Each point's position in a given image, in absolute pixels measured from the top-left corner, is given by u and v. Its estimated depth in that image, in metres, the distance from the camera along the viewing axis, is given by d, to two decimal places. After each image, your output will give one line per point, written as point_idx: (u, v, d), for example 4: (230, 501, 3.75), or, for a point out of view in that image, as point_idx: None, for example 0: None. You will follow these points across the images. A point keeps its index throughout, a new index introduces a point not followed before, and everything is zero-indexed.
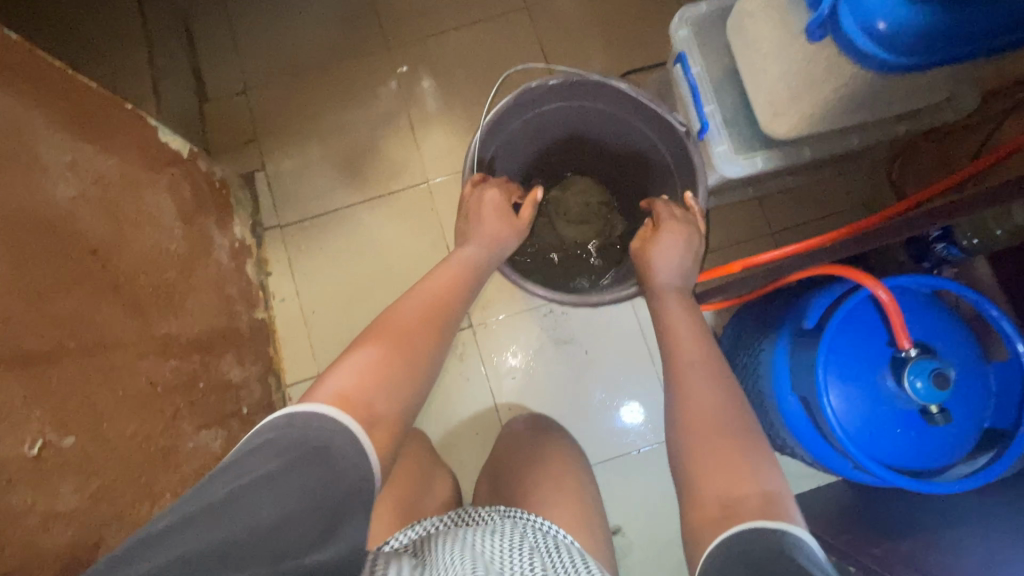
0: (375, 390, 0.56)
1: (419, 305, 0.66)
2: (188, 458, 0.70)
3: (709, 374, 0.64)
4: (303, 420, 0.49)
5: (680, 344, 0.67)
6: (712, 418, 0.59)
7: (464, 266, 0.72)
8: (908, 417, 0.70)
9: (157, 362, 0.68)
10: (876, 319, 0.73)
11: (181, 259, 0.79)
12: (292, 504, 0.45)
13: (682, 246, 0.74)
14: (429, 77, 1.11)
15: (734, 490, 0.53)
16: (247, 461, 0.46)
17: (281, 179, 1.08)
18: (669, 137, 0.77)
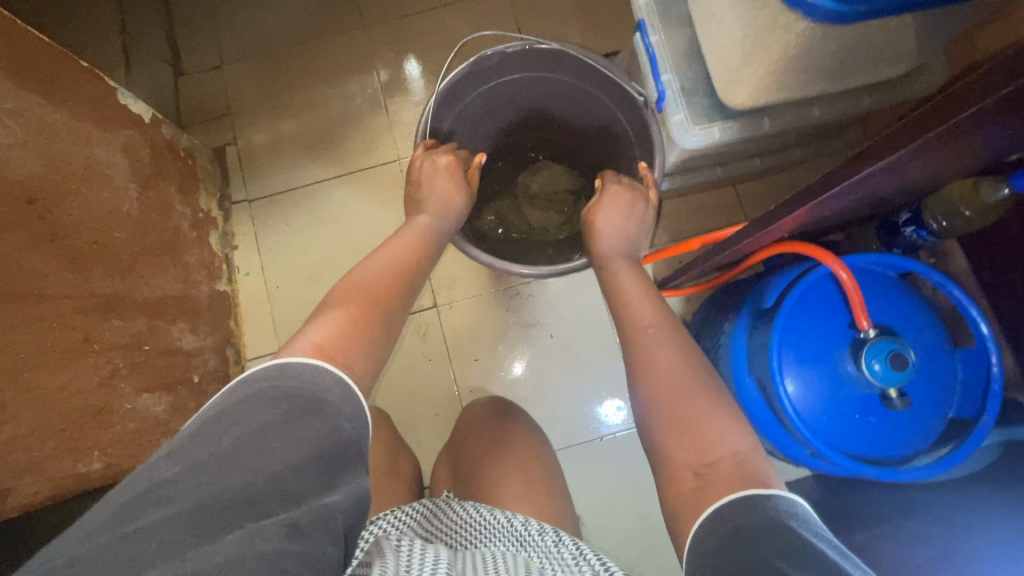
0: (327, 339, 0.54)
1: (377, 272, 0.64)
2: (127, 420, 0.69)
3: (671, 342, 0.63)
4: (297, 369, 0.49)
5: (636, 314, 0.66)
6: (680, 383, 0.59)
7: (419, 234, 0.70)
8: (867, 403, 0.67)
9: (98, 320, 0.67)
10: (838, 300, 0.70)
11: (134, 220, 0.78)
12: (300, 454, 0.43)
13: (627, 211, 0.73)
14: (415, 57, 1.11)
15: (709, 455, 0.53)
16: (242, 407, 0.45)
17: (251, 154, 1.08)
18: (629, 109, 0.76)
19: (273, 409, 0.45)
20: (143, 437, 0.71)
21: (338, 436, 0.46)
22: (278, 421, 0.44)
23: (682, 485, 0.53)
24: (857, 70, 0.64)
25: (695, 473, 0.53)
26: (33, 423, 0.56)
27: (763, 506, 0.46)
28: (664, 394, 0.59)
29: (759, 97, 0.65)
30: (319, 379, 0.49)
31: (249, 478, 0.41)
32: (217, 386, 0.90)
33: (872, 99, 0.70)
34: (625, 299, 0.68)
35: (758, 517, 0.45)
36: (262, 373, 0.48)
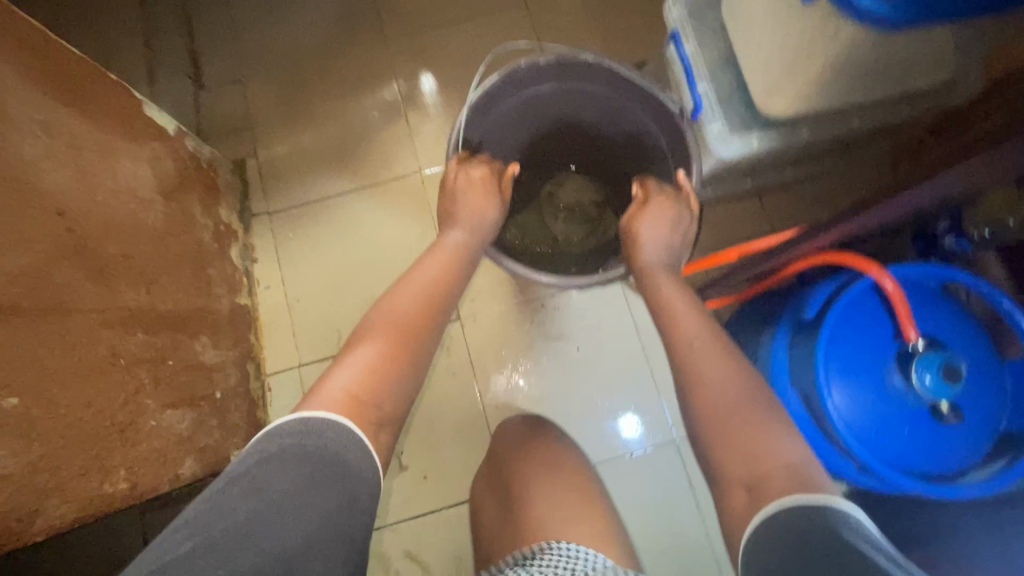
0: (362, 376, 0.55)
1: (416, 296, 0.63)
2: (152, 437, 0.66)
3: (716, 352, 0.62)
4: (317, 426, 0.50)
5: (680, 326, 0.65)
6: (733, 395, 0.58)
7: (454, 249, 0.70)
8: (915, 416, 0.65)
9: (123, 334, 0.65)
10: (881, 311, 0.68)
11: (157, 233, 0.77)
12: (311, 528, 0.45)
13: (670, 223, 0.71)
14: (427, 75, 1.10)
15: (758, 470, 0.53)
16: (259, 472, 0.47)
17: (272, 167, 1.07)
18: (662, 119, 0.74)
19: (294, 475, 0.47)
20: (166, 456, 0.69)
21: (353, 505, 0.49)
22: (299, 488, 0.46)
23: (735, 500, 0.53)
24: (895, 79, 0.63)
25: (747, 489, 0.53)
26: (61, 440, 0.54)
27: (816, 517, 0.46)
28: (714, 407, 0.58)
29: (799, 107, 0.65)
30: (337, 435, 0.50)
31: (269, 556, 0.43)
32: (239, 402, 0.88)
33: (911, 107, 0.69)
34: (671, 310, 0.67)
35: (812, 531, 0.45)
36: (287, 427, 0.50)
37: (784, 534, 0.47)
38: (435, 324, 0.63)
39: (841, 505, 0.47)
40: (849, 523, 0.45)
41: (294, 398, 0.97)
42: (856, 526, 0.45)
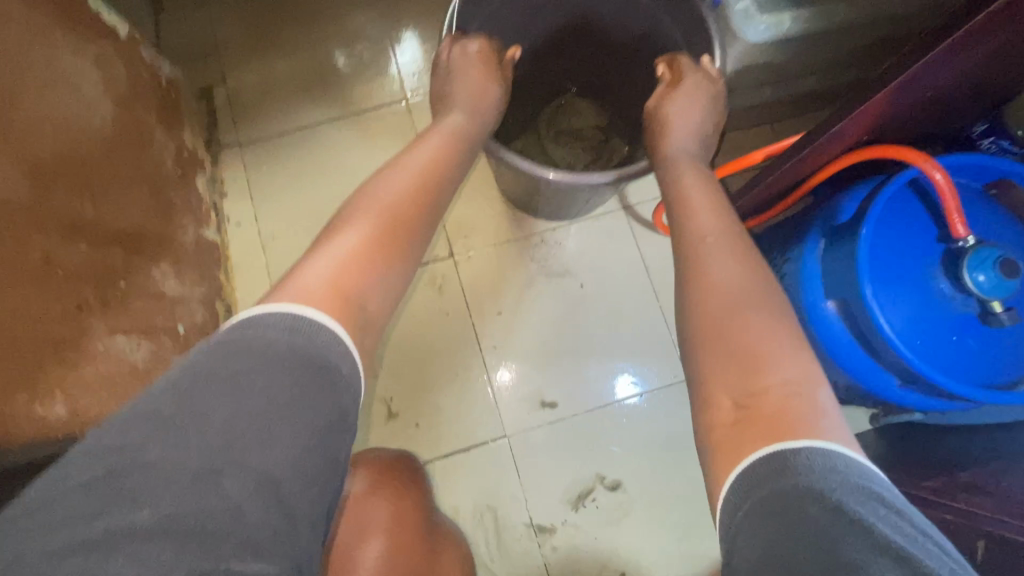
0: (341, 267, 0.47)
1: (399, 194, 0.54)
2: (97, 362, 0.56)
3: (731, 249, 0.54)
4: (297, 324, 0.41)
5: (696, 213, 0.58)
6: (739, 291, 0.50)
7: (449, 137, 0.61)
8: (963, 322, 0.59)
9: (63, 241, 0.56)
10: (922, 211, 0.61)
11: (107, 140, 0.66)
12: (296, 448, 0.38)
13: (700, 106, 0.65)
14: (409, 41, 1.00)
15: (752, 386, 0.44)
16: (237, 364, 0.39)
17: (242, 94, 0.97)
18: (678, 10, 0.67)
19: (276, 379, 0.39)
20: (117, 386, 0.59)
21: (339, 422, 0.41)
22: (280, 397, 0.38)
23: (718, 415, 0.44)
24: None
25: (736, 405, 0.44)
26: None
27: (803, 478, 0.37)
28: (705, 308, 0.50)
29: None
30: (322, 338, 0.42)
31: (241, 475, 0.36)
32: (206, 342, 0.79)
33: None
34: (688, 203, 0.59)
35: (805, 501, 0.36)
36: (268, 320, 0.42)
37: (762, 506, 0.37)
38: (427, 225, 0.55)
39: (829, 449, 0.39)
40: (843, 470, 0.37)
41: None
42: (847, 470, 0.37)
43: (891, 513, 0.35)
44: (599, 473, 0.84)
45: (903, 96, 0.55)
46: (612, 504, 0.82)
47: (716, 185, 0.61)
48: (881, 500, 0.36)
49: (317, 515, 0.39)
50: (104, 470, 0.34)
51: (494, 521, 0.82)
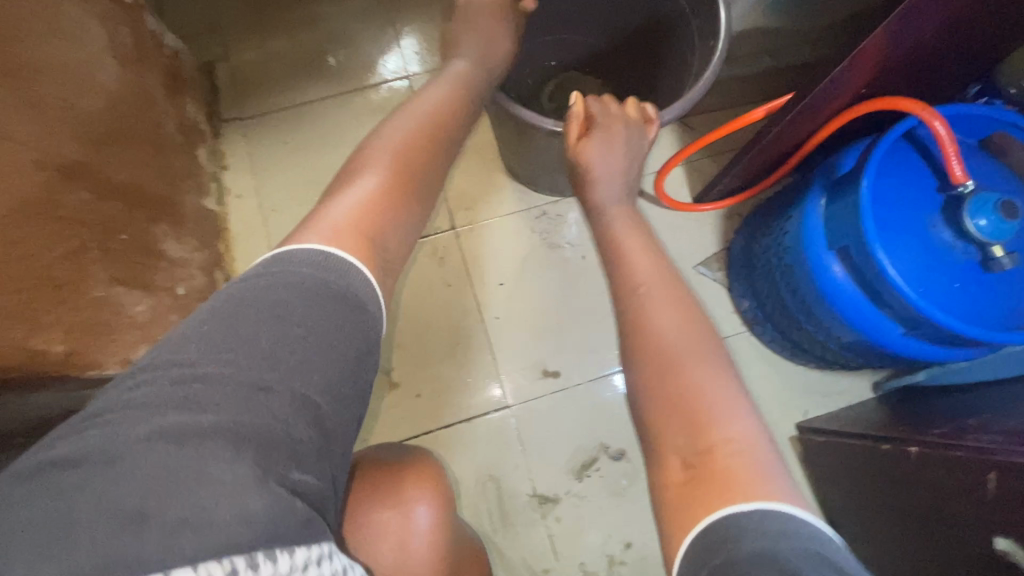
0: (362, 207, 0.46)
1: (410, 144, 0.52)
2: (96, 309, 0.55)
3: (669, 296, 0.49)
4: (326, 260, 0.40)
5: (629, 266, 0.53)
6: (679, 343, 0.45)
7: (456, 85, 0.61)
8: (965, 270, 0.59)
9: (64, 185, 0.55)
10: (921, 162, 0.62)
11: (111, 97, 0.66)
12: (333, 374, 0.37)
13: (616, 146, 0.64)
14: (410, 39, 1.01)
15: (699, 443, 0.39)
16: (273, 295, 0.37)
17: (244, 70, 0.98)
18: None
19: (311, 309, 0.37)
20: (116, 335, 0.58)
21: (367, 355, 0.40)
22: (315, 324, 0.37)
23: (668, 477, 0.40)
24: None
25: (684, 464, 0.40)
26: None
27: (749, 541, 0.32)
28: (648, 356, 0.45)
29: None
30: (349, 272, 0.41)
31: (283, 395, 0.35)
32: None
33: None
34: (624, 252, 0.54)
35: (750, 570, 0.31)
36: (299, 256, 0.40)
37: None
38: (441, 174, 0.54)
39: (779, 512, 0.34)
40: (800, 537, 0.32)
41: None
42: (799, 536, 0.32)
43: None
44: (603, 442, 0.83)
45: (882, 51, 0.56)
46: (617, 473, 0.82)
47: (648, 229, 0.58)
48: (843, 572, 0.30)
49: (347, 434, 0.39)
50: (167, 380, 0.33)
51: (497, 490, 0.80)
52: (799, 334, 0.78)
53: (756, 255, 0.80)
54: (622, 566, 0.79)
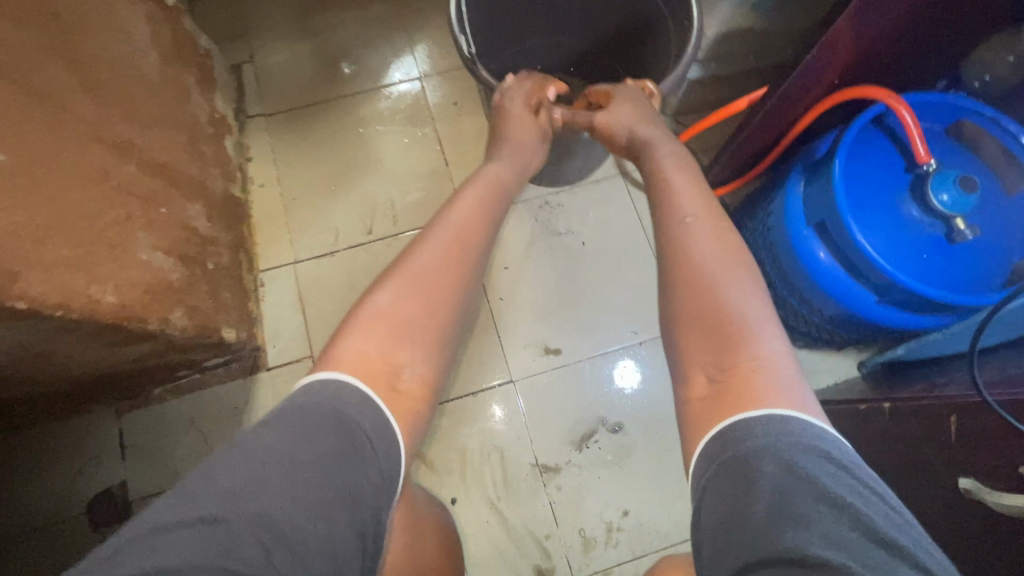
0: (374, 331, 0.53)
1: (412, 276, 0.57)
2: (141, 270, 0.61)
3: (711, 231, 0.56)
4: (332, 387, 0.48)
5: (675, 204, 0.59)
6: (717, 271, 0.53)
7: (487, 188, 0.67)
8: (933, 241, 0.65)
9: (116, 158, 0.61)
10: (890, 146, 0.68)
11: (154, 86, 0.73)
12: (303, 491, 0.42)
13: (638, 108, 0.71)
14: (422, 45, 1.08)
15: (725, 363, 0.48)
16: (259, 437, 0.44)
17: (269, 72, 1.05)
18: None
19: (285, 433, 0.44)
20: (156, 297, 0.63)
21: (353, 453, 0.45)
22: (286, 447, 0.43)
23: (695, 388, 0.49)
24: None
25: (710, 378, 0.48)
26: (48, 219, 0.48)
27: (757, 441, 0.41)
28: (685, 283, 0.53)
29: None
30: (345, 397, 0.48)
31: (238, 519, 0.39)
32: (231, 283, 0.84)
33: None
34: (667, 193, 0.61)
35: (759, 463, 0.40)
36: (309, 390, 0.48)
37: (722, 470, 0.42)
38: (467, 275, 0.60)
39: (783, 415, 0.42)
40: (804, 436, 0.41)
41: (290, 294, 0.94)
42: (796, 433, 0.41)
43: (836, 468, 0.39)
44: (601, 416, 0.87)
45: (845, 42, 0.61)
46: (614, 445, 0.86)
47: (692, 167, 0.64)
48: (830, 459, 0.40)
49: (324, 544, 0.41)
50: (142, 524, 0.38)
51: (501, 459, 0.85)
52: (786, 311, 0.83)
53: (744, 239, 0.86)
54: (620, 532, 0.83)
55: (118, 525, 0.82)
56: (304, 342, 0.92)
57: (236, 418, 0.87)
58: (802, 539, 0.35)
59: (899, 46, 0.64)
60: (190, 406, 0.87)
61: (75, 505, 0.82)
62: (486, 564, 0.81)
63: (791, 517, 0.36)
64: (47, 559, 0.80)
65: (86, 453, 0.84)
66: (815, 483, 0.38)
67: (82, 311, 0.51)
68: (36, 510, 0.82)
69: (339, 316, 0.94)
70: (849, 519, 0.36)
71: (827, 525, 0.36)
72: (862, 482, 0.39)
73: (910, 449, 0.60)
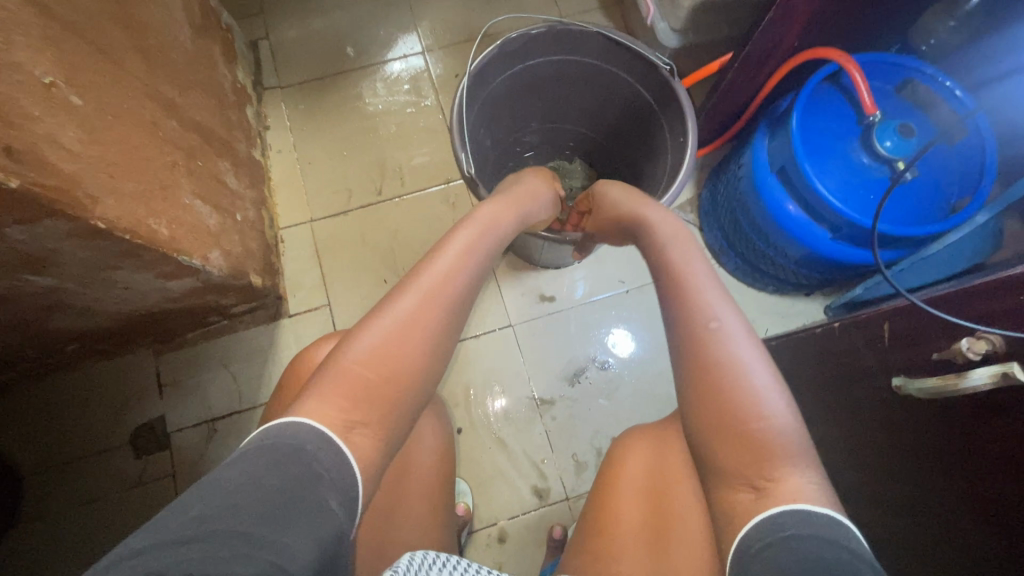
0: (344, 377, 0.50)
1: (380, 339, 0.52)
2: (185, 213, 0.69)
3: (737, 335, 0.55)
4: (286, 432, 0.45)
5: (699, 302, 0.58)
6: (747, 380, 0.53)
7: (479, 235, 0.63)
8: (879, 184, 0.74)
9: (163, 113, 0.69)
10: (842, 102, 0.77)
11: (187, 55, 0.80)
12: (269, 511, 0.40)
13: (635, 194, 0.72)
14: (426, 22, 1.16)
15: (772, 475, 0.49)
16: (222, 478, 0.41)
17: (284, 47, 1.14)
18: (651, 80, 0.82)
19: (249, 466, 0.42)
20: (197, 238, 0.71)
21: (314, 479, 0.43)
22: (251, 478, 0.41)
23: (739, 499, 0.50)
24: None
25: (753, 488, 0.49)
26: (115, 157, 0.57)
27: (797, 529, 0.45)
28: (712, 388, 0.53)
29: None
30: (298, 436, 0.45)
31: (210, 539, 0.37)
32: (256, 236, 0.92)
33: None
34: (688, 290, 0.59)
35: (798, 549, 0.43)
36: (267, 435, 0.45)
37: (763, 554, 0.44)
38: (461, 304, 0.58)
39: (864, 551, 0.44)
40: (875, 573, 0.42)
41: (307, 249, 1.03)
42: (834, 529, 0.45)
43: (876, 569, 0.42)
44: (592, 355, 0.97)
45: (796, 11, 0.69)
46: (604, 380, 0.96)
47: (696, 249, 0.64)
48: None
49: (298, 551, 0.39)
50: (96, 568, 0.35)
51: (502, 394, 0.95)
52: (757, 257, 0.92)
53: (719, 192, 0.94)
54: None
55: (159, 453, 0.90)
56: (322, 292, 1.01)
57: (262, 359, 0.96)
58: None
59: (846, 14, 0.72)
60: (219, 348, 0.96)
61: (119, 436, 0.91)
62: (488, 485, 0.91)
63: None
64: (96, 483, 0.88)
65: (127, 390, 0.93)
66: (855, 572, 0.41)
67: (144, 238, 0.60)
68: (83, 440, 0.90)
69: (353, 268, 1.03)
70: None
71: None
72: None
73: (854, 360, 0.70)
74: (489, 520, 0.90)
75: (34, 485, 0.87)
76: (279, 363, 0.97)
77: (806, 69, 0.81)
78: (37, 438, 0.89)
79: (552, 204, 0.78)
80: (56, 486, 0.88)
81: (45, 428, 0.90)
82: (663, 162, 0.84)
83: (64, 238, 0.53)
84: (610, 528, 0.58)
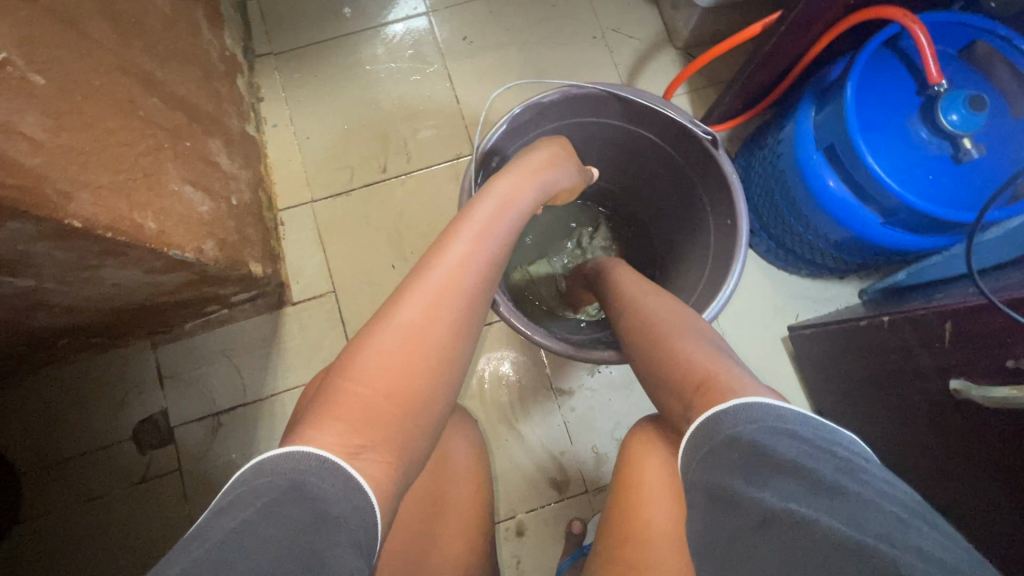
0: (359, 393, 0.44)
1: (392, 352, 0.46)
2: (174, 201, 0.63)
3: (663, 301, 0.58)
4: (282, 462, 0.39)
5: (627, 284, 0.63)
6: (671, 327, 0.54)
7: (504, 240, 0.57)
8: (939, 163, 0.67)
9: (141, 89, 0.61)
10: (901, 71, 0.69)
11: (166, 18, 0.72)
12: (269, 563, 0.34)
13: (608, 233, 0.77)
14: None
15: (694, 378, 0.47)
16: (212, 527, 0.36)
17: (276, 10, 1.04)
18: (685, 148, 0.71)
19: (242, 510, 0.36)
20: (189, 228, 0.65)
21: (320, 521, 0.37)
22: (247, 522, 0.36)
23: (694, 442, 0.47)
24: None
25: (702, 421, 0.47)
26: (87, 144, 0.50)
27: (729, 432, 0.41)
28: (641, 335, 0.55)
29: None
30: (299, 466, 0.39)
31: None
32: (253, 221, 0.86)
33: None
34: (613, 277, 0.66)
35: (729, 459, 0.40)
36: (267, 465, 0.40)
37: (705, 463, 0.42)
38: (483, 300, 0.53)
39: (790, 415, 0.41)
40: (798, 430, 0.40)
41: (309, 233, 0.97)
42: (770, 421, 0.41)
43: (807, 444, 0.39)
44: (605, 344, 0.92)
45: None
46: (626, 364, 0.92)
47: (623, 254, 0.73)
48: (814, 446, 0.39)
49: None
50: None
51: (516, 388, 0.91)
52: (792, 238, 0.85)
53: (753, 168, 0.87)
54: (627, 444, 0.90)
55: (164, 448, 0.87)
56: (327, 278, 0.96)
57: (266, 350, 0.92)
58: (775, 506, 0.36)
59: None
60: (221, 338, 0.91)
61: (121, 431, 0.87)
62: (504, 481, 0.88)
63: (771, 463, 0.38)
64: (100, 480, 0.85)
65: (127, 383, 0.89)
66: (786, 462, 0.37)
67: (128, 234, 0.54)
68: (85, 436, 0.87)
69: (358, 251, 0.97)
70: (806, 486, 0.36)
71: (798, 495, 0.36)
72: (842, 457, 0.38)
73: (904, 358, 0.65)
74: (507, 513, 0.87)
75: (34, 482, 0.85)
76: (284, 353, 0.92)
77: (865, 27, 0.72)
78: (37, 435, 0.86)
79: (575, 177, 0.71)
80: (59, 482, 0.85)
81: (43, 425, 0.86)
82: (703, 243, 0.73)
83: (37, 238, 0.47)
84: (636, 539, 0.53)
